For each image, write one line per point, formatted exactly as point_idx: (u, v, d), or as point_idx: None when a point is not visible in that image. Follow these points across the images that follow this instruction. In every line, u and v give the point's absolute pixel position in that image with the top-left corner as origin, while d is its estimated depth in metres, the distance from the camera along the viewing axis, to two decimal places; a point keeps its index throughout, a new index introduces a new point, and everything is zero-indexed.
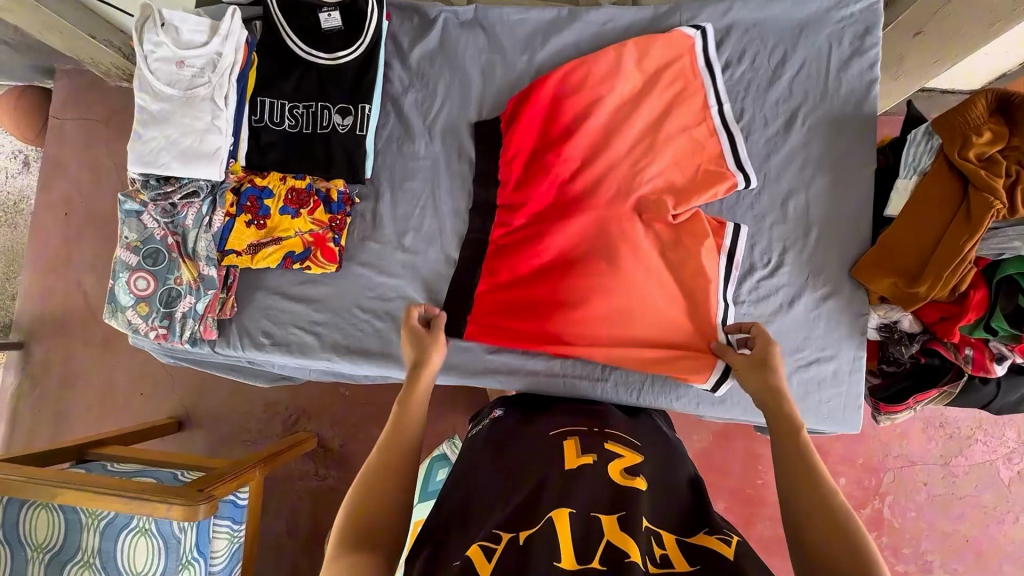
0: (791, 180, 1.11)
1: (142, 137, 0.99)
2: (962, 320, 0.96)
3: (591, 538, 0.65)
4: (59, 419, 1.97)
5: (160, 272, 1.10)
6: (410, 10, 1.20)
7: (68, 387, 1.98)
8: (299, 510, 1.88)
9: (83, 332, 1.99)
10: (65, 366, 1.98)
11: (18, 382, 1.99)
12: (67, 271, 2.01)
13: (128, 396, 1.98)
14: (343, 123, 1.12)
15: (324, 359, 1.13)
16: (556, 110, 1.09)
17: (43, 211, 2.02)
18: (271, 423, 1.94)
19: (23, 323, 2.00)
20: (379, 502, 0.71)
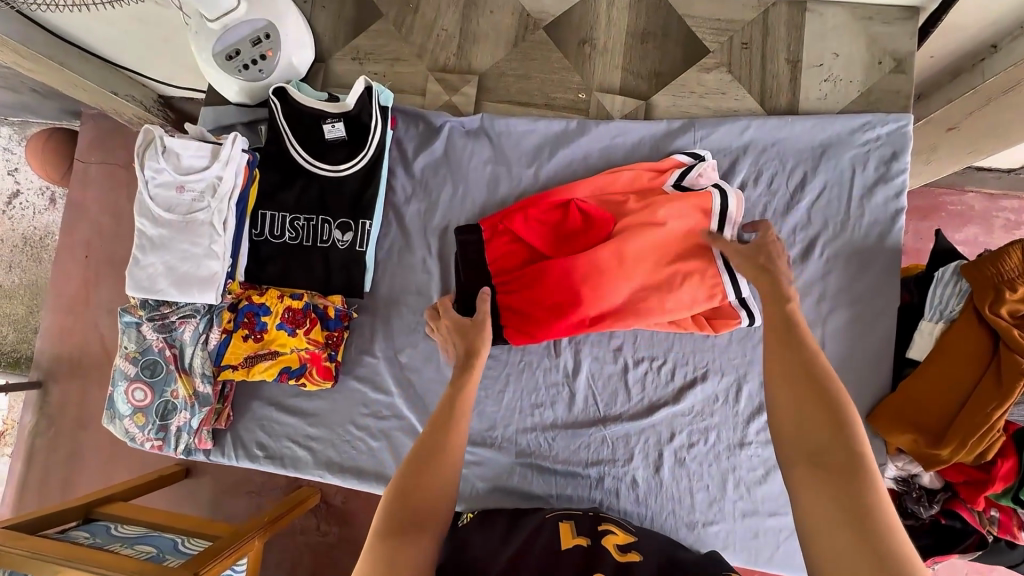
0: (807, 314, 1.05)
1: (140, 263, 0.99)
2: (987, 489, 0.89)
3: None
4: (71, 458, 2.00)
5: (157, 384, 1.09)
6: (416, 115, 1.18)
7: (81, 428, 2.00)
8: (298, 566, 1.87)
9: (98, 375, 2.01)
10: (80, 407, 2.01)
11: (34, 421, 2.03)
12: (85, 312, 2.04)
13: None
14: (343, 239, 1.10)
15: (317, 475, 1.12)
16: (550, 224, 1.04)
17: (64, 251, 2.06)
18: (275, 478, 1.94)
19: (41, 362, 2.04)
20: (427, 485, 0.71)
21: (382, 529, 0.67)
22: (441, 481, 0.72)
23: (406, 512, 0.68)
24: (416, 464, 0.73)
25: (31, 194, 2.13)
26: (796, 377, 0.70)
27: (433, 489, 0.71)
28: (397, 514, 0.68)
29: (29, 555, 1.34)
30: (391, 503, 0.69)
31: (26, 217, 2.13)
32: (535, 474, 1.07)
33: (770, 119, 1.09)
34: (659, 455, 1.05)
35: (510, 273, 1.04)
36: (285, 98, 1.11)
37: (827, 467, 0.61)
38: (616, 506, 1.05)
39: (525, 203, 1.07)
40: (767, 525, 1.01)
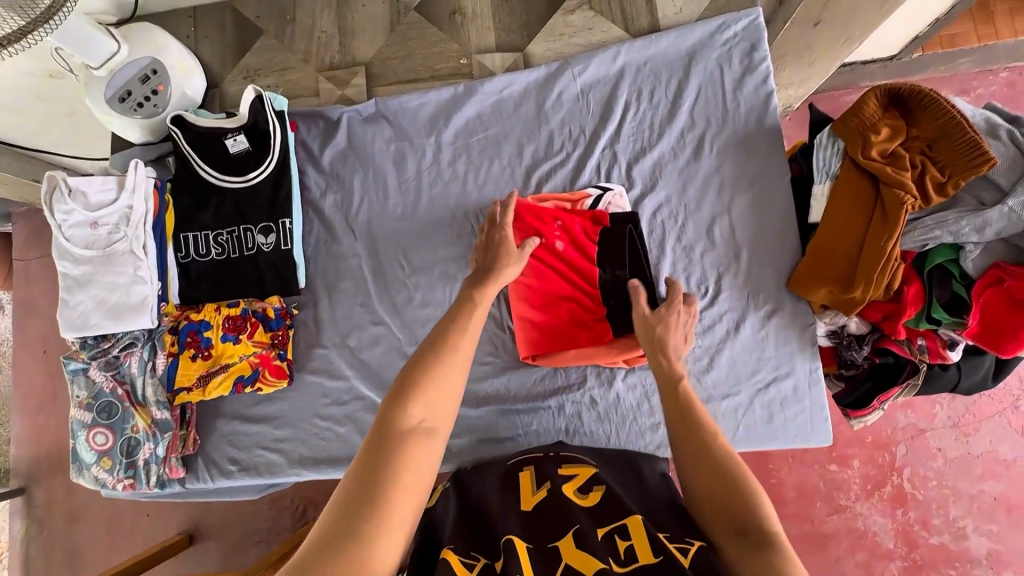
0: (712, 206, 1.12)
1: (70, 303, 1.02)
2: (902, 317, 0.95)
3: (549, 562, 0.64)
4: (71, 554, 1.95)
5: (116, 424, 1.11)
6: (314, 115, 1.23)
7: (75, 523, 1.96)
8: None
9: None
10: (69, 502, 1.97)
11: (25, 528, 1.98)
12: (55, 407, 2.01)
13: (135, 520, 1.96)
14: (266, 241, 1.13)
15: (294, 475, 1.14)
16: (554, 244, 1.05)
17: (22, 353, 2.04)
18: (281, 518, 1.92)
19: (20, 468, 2.00)
20: (429, 410, 0.67)
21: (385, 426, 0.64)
22: (442, 409, 0.68)
23: (404, 433, 0.63)
24: (415, 389, 0.67)
25: None
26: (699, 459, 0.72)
27: (431, 415, 0.66)
28: (398, 421, 0.64)
29: None
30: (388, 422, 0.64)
31: None
32: (502, 418, 1.10)
33: (636, 42, 1.17)
34: (610, 370, 1.09)
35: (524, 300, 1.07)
36: (183, 124, 1.15)
37: (745, 541, 0.62)
38: (581, 428, 1.08)
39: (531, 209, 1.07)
40: (722, 408, 1.06)
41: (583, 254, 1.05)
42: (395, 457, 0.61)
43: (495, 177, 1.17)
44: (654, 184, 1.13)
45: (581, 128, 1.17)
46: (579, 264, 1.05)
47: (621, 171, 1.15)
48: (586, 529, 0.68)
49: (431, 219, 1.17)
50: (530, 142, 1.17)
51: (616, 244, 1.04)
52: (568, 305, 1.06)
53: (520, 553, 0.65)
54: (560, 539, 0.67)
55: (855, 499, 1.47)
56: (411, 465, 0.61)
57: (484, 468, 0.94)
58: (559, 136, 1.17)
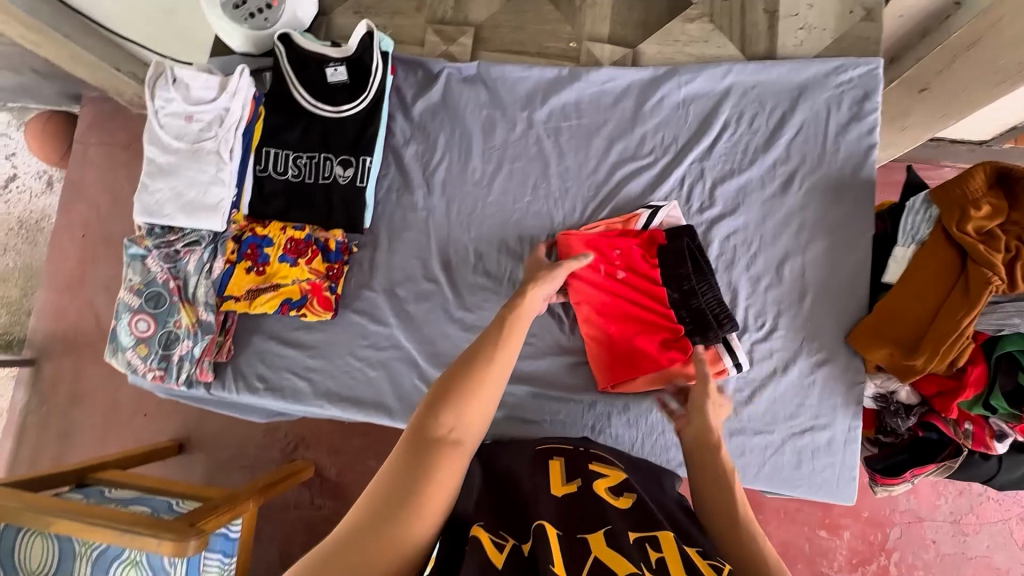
0: (787, 243, 1.10)
1: (149, 188, 1.04)
2: (959, 397, 0.94)
3: (580, 555, 0.62)
4: (64, 434, 1.99)
5: (160, 315, 1.12)
6: (415, 64, 1.24)
7: (74, 405, 2.00)
8: (293, 538, 1.87)
9: (92, 351, 2.02)
10: (74, 384, 2.01)
11: (27, 398, 2.02)
12: (81, 291, 2.04)
13: (133, 417, 1.99)
14: (344, 174, 1.14)
15: (316, 406, 1.15)
16: (615, 272, 1.07)
17: (62, 232, 2.07)
18: (270, 450, 1.95)
19: (36, 340, 2.04)
20: (459, 421, 0.67)
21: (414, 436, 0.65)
22: (474, 420, 0.67)
23: (431, 442, 0.64)
24: (448, 399, 0.68)
25: (27, 178, 2.12)
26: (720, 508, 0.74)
27: (461, 425, 0.66)
28: (427, 431, 0.65)
29: (26, 507, 1.43)
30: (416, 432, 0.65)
31: (22, 200, 2.12)
32: (530, 400, 1.10)
33: (750, 64, 1.16)
34: None
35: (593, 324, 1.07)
36: (291, 43, 1.16)
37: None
38: (607, 427, 1.09)
39: (588, 240, 1.08)
40: (752, 443, 1.05)
41: (646, 275, 1.06)
42: (420, 469, 0.62)
43: (577, 165, 1.17)
44: (735, 208, 1.12)
45: (675, 137, 1.16)
46: (642, 285, 1.06)
47: (704, 188, 1.14)
48: (619, 529, 0.67)
49: (506, 193, 1.17)
50: (620, 139, 1.17)
51: (676, 259, 1.05)
52: (634, 324, 1.06)
53: (551, 539, 0.64)
54: (590, 533, 0.66)
55: (837, 568, 1.45)
56: (434, 478, 0.62)
57: (512, 446, 0.95)
58: (651, 139, 1.16)
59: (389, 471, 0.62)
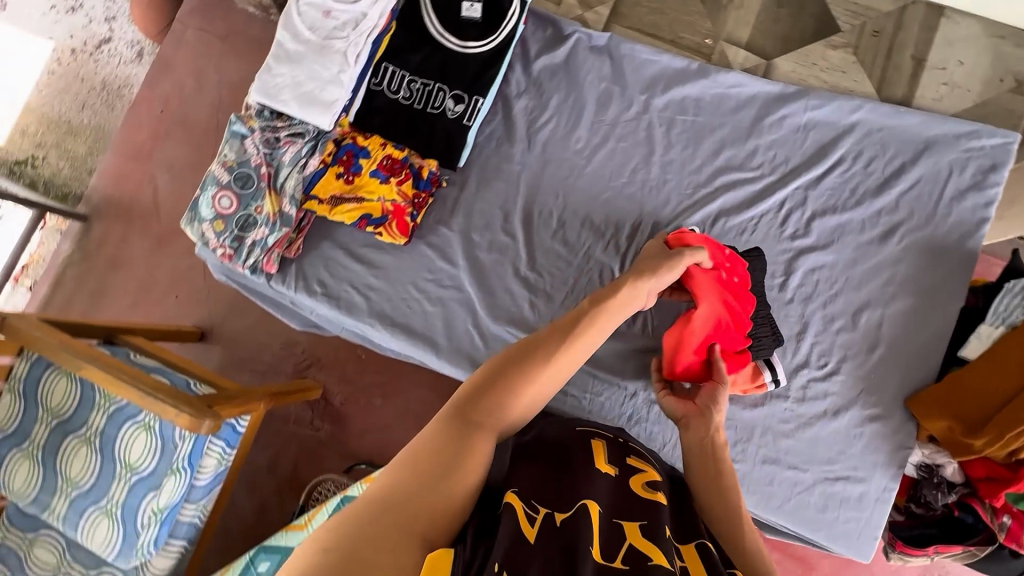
0: (871, 292, 1.08)
1: (272, 71, 1.05)
2: (1010, 487, 0.92)
3: (614, 535, 0.60)
4: (99, 293, 2.05)
5: (244, 197, 1.14)
6: (546, 21, 1.23)
7: (114, 270, 2.05)
8: (286, 449, 1.91)
9: (142, 223, 2.06)
10: (119, 249, 2.06)
11: (71, 251, 2.08)
12: (145, 164, 2.08)
13: (164, 295, 2.03)
14: (454, 109, 1.15)
15: (366, 324, 1.16)
16: (730, 276, 0.99)
17: (141, 102, 2.10)
18: (283, 363, 1.97)
19: (93, 198, 2.09)
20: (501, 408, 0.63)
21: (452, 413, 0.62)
22: (518, 410, 0.64)
23: (479, 414, 0.62)
24: (498, 381, 0.64)
25: (121, 45, 2.15)
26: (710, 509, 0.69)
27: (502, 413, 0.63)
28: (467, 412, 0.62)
29: (60, 346, 1.49)
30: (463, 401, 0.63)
31: (111, 64, 2.14)
32: (575, 374, 1.11)
33: (882, 105, 1.13)
34: None
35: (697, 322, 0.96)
36: None
37: None
38: (643, 421, 1.09)
39: (702, 239, 0.97)
40: (783, 476, 1.04)
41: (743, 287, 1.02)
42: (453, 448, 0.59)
43: (680, 161, 1.16)
44: (827, 244, 1.10)
45: (786, 158, 1.14)
46: (741, 296, 1.00)
47: (802, 217, 1.11)
48: (654, 522, 0.63)
49: (603, 169, 1.17)
50: (731, 146, 1.15)
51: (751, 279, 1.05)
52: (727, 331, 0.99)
53: (589, 518, 0.61)
54: (625, 520, 0.63)
55: None
56: (477, 449, 0.60)
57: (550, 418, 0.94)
58: (762, 154, 1.14)
59: (432, 435, 0.60)
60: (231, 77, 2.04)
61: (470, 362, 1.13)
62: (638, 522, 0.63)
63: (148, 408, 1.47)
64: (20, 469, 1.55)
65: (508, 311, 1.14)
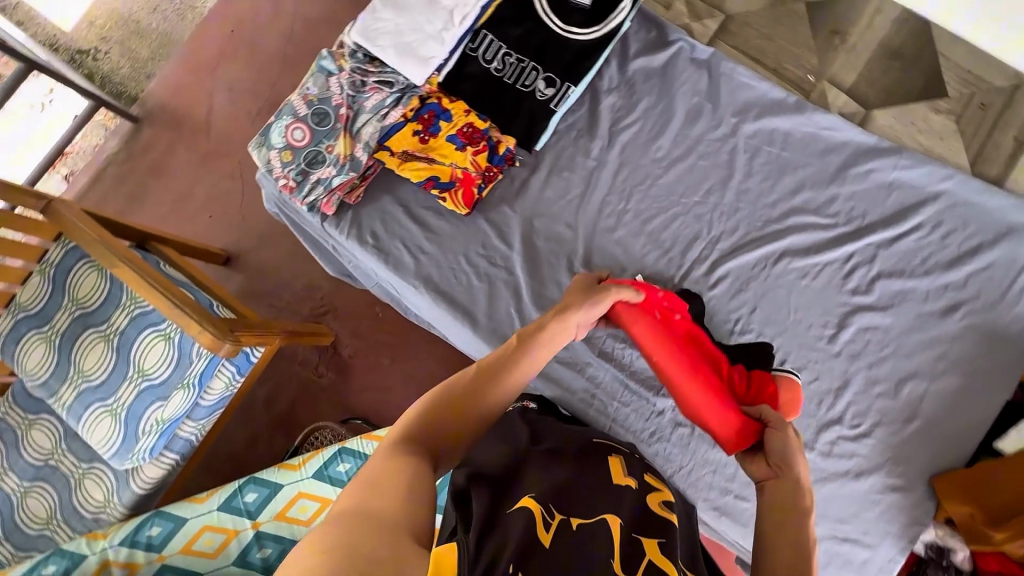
0: (920, 364, 1.06)
1: (376, 15, 1.05)
2: None
3: (634, 548, 0.58)
4: (135, 197, 2.05)
5: (318, 134, 1.13)
6: (652, 23, 1.20)
7: (154, 176, 2.05)
8: (286, 389, 1.91)
9: (190, 137, 2.04)
10: (161, 158, 2.06)
11: (116, 148, 2.07)
12: (206, 80, 2.06)
13: (197, 212, 2.02)
14: (544, 91, 1.13)
15: (410, 286, 1.15)
16: (673, 315, 0.98)
17: (215, 19, 2.09)
18: (302, 303, 1.94)
19: (146, 102, 2.08)
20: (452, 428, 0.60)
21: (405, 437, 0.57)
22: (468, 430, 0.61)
23: (433, 433, 0.58)
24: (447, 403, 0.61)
25: None
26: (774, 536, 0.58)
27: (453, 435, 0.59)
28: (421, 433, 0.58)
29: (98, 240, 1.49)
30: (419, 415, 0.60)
31: None
32: (606, 380, 1.10)
33: (974, 180, 1.10)
34: None
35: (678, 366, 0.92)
36: None
37: None
38: (664, 440, 1.08)
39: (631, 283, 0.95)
40: None
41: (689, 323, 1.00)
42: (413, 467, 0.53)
43: (757, 192, 1.14)
44: (886, 307, 1.08)
45: (863, 212, 1.12)
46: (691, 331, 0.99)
47: (867, 275, 1.10)
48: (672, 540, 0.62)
49: (678, 183, 1.15)
50: (810, 188, 1.13)
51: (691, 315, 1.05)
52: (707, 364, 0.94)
53: (608, 531, 0.59)
54: (644, 535, 0.61)
55: None
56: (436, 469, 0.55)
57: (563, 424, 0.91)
58: (840, 203, 1.12)
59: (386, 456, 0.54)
60: (309, 13, 2.02)
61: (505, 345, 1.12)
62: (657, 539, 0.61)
63: (171, 320, 1.47)
64: (35, 350, 1.56)
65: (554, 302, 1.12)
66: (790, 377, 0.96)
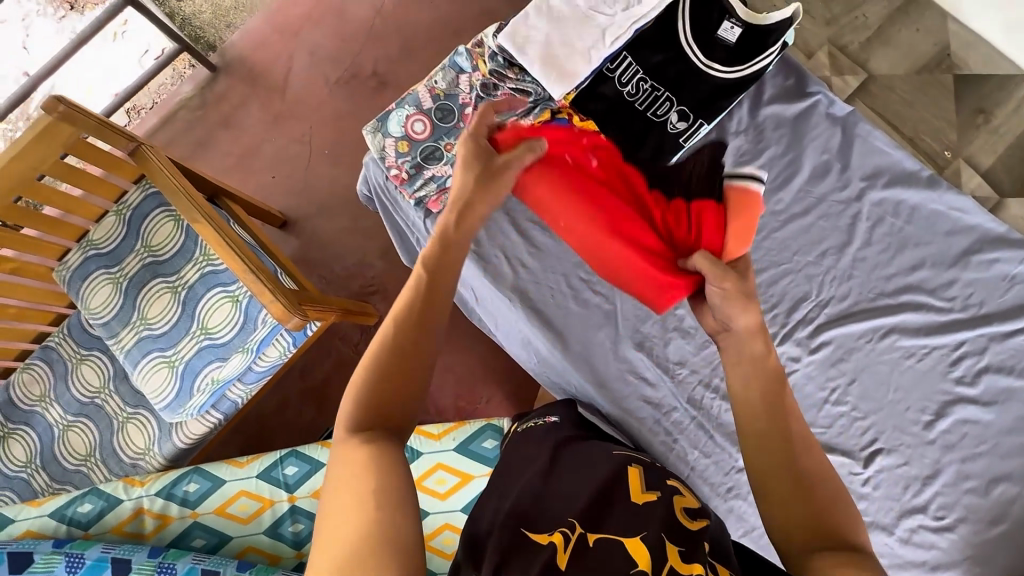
0: (1016, 466, 1.03)
1: (527, 21, 1.04)
2: None
3: (655, 558, 0.56)
4: (201, 147, 2.01)
5: (439, 129, 1.12)
6: (792, 70, 1.17)
7: (223, 128, 2.00)
8: (322, 362, 1.86)
9: (266, 94, 2.00)
10: (233, 111, 2.01)
11: (191, 93, 2.03)
12: (292, 41, 2.03)
13: (260, 171, 1.98)
14: (676, 124, 1.11)
15: (504, 298, 1.13)
16: (589, 163, 0.99)
17: None
18: (353, 280, 1.88)
19: (226, 52, 2.05)
20: (387, 403, 0.61)
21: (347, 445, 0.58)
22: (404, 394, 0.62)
23: (376, 424, 0.60)
24: (371, 389, 0.61)
25: None
26: (801, 533, 0.54)
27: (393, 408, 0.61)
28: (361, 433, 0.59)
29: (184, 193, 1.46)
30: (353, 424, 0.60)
31: None
32: (689, 426, 1.08)
33: None
34: None
35: (605, 232, 0.95)
36: None
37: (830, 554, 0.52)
38: (741, 499, 1.06)
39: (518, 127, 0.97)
40: None
41: (618, 174, 0.99)
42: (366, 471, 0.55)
43: (874, 262, 1.11)
44: (988, 401, 1.05)
45: (980, 301, 1.08)
46: (632, 189, 0.96)
47: (974, 366, 1.06)
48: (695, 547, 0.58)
49: (793, 239, 1.12)
50: (929, 268, 1.10)
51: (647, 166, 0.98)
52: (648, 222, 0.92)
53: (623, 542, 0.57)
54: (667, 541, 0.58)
55: None
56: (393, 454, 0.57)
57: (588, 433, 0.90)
58: (958, 289, 1.09)
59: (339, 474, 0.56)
60: None
61: (592, 375, 1.10)
62: (678, 546, 0.58)
63: (244, 284, 1.45)
64: (101, 289, 1.55)
65: (649, 340, 1.11)
66: (744, 188, 0.80)
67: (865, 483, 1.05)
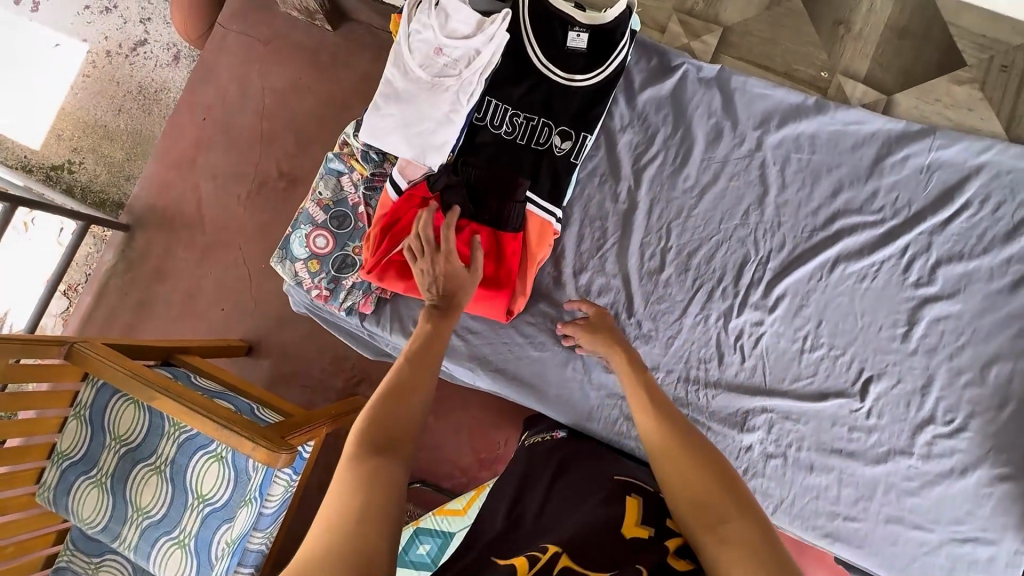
0: (1000, 345, 1.03)
1: (379, 110, 1.05)
2: None
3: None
4: (144, 309, 1.75)
5: (341, 236, 1.12)
6: (652, 50, 1.17)
7: (159, 279, 1.75)
8: None
9: (187, 235, 1.75)
10: (163, 260, 1.76)
11: (114, 261, 1.78)
12: (190, 173, 1.77)
13: (208, 308, 1.73)
14: (561, 146, 1.10)
15: (466, 369, 1.12)
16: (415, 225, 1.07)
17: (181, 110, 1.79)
18: (333, 377, 1.67)
19: (135, 207, 1.78)
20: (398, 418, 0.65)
21: (356, 449, 0.61)
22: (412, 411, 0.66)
23: (385, 431, 0.63)
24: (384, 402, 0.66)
25: (157, 47, 1.86)
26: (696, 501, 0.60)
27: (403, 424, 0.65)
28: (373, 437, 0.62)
29: (124, 370, 1.26)
30: (361, 426, 0.63)
31: (146, 67, 1.85)
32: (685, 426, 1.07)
33: (1015, 146, 1.06)
34: (802, 438, 1.05)
35: None
36: None
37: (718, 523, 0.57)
38: (760, 476, 1.05)
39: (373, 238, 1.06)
40: (908, 536, 1.01)
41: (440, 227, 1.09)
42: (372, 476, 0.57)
43: (793, 202, 1.11)
44: (952, 293, 1.05)
45: (909, 201, 1.08)
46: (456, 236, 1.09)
47: (925, 265, 1.06)
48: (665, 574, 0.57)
49: (713, 210, 1.12)
50: (849, 188, 1.10)
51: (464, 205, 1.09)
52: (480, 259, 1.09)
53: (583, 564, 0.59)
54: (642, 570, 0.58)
55: None
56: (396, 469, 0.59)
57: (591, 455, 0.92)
58: (883, 197, 1.09)
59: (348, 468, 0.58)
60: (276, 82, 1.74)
61: (576, 413, 1.09)
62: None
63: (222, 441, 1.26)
64: (88, 497, 1.35)
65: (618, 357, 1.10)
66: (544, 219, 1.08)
67: (869, 416, 1.04)
